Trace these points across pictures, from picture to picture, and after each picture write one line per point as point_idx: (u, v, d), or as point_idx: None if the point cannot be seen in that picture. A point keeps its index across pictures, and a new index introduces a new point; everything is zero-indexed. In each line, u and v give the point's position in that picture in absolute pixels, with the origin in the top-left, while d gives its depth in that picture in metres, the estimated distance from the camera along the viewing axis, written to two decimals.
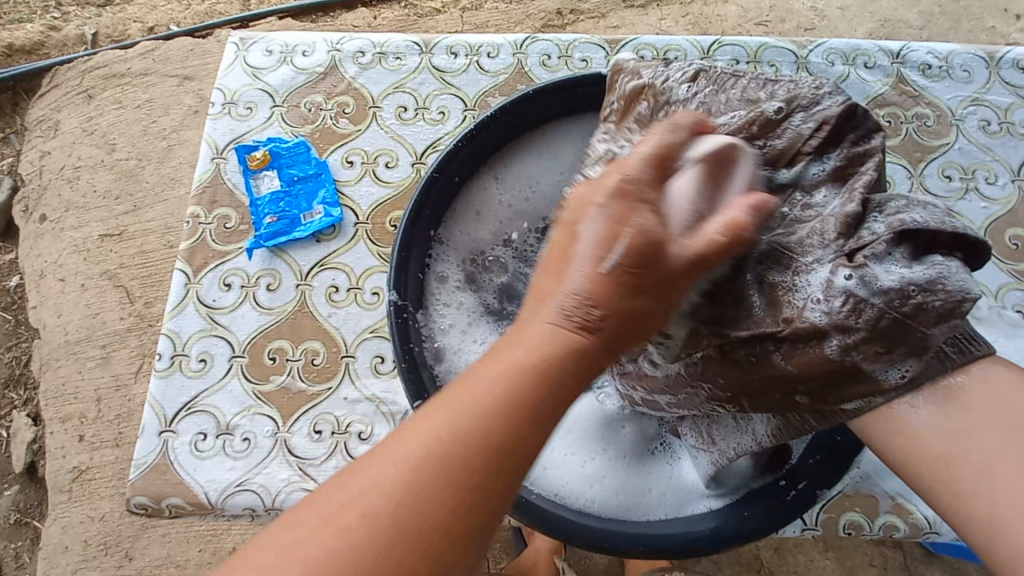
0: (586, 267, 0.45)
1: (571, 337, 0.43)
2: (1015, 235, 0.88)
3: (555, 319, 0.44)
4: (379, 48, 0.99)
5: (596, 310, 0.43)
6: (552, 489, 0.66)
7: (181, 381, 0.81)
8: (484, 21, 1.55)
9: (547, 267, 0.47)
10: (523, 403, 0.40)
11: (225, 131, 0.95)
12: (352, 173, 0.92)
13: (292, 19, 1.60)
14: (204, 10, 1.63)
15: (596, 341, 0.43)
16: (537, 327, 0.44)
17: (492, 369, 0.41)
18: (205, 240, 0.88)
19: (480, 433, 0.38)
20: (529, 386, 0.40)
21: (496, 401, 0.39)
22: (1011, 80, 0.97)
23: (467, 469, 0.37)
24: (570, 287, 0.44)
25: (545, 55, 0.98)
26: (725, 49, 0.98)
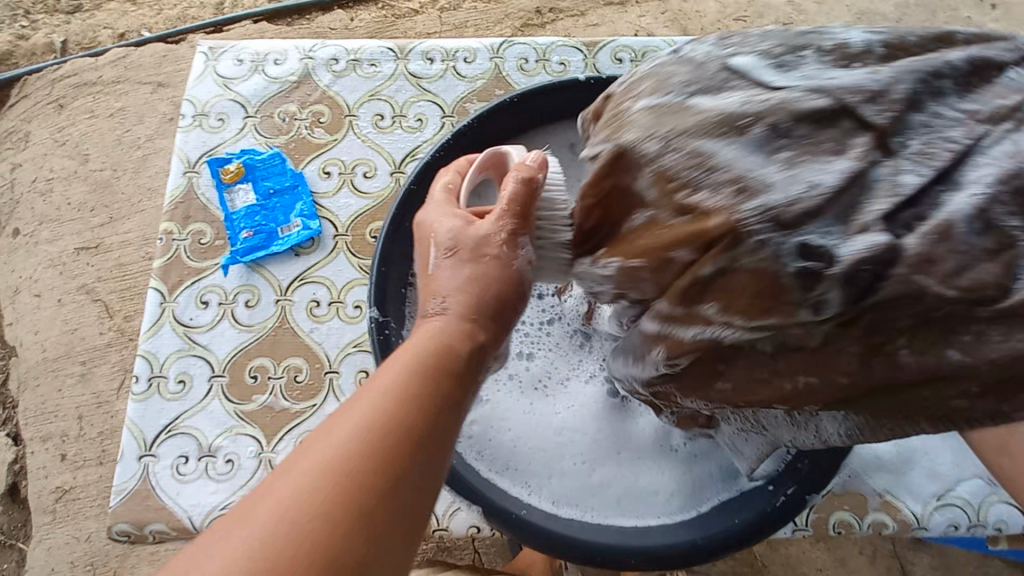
0: (466, 276, 0.49)
1: (459, 334, 0.47)
2: None
3: (440, 321, 0.48)
4: (353, 55, 0.97)
5: (476, 311, 0.48)
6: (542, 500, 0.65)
7: (160, 403, 0.79)
8: (463, 20, 1.53)
9: (426, 286, 0.50)
10: (414, 393, 0.44)
11: (197, 144, 0.92)
12: (329, 184, 0.90)
13: (267, 22, 1.57)
14: (176, 15, 1.59)
15: (477, 333, 0.48)
16: (422, 333, 0.48)
17: (394, 368, 0.44)
18: (180, 257, 0.86)
19: (389, 433, 0.41)
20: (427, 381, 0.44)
21: (377, 409, 0.42)
22: None
23: (348, 470, 0.40)
24: (448, 291, 0.48)
25: (523, 59, 0.97)
26: None
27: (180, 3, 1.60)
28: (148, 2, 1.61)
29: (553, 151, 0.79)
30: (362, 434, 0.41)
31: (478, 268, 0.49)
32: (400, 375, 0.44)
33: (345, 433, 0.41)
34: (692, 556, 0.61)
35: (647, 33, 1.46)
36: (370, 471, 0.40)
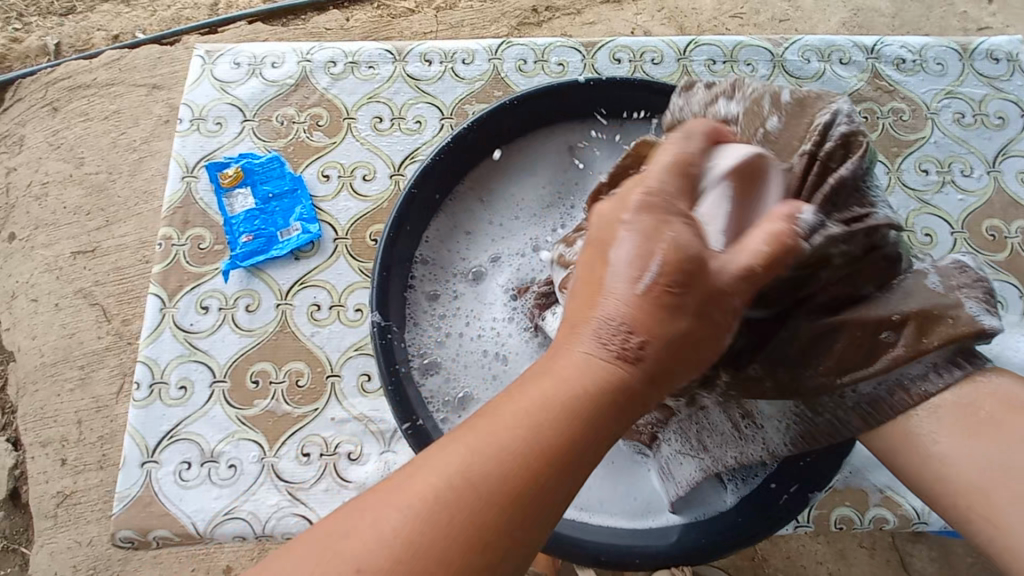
0: (623, 289, 0.43)
1: (610, 370, 0.41)
2: (992, 226, 0.90)
3: (583, 347, 0.42)
4: (351, 57, 0.96)
5: (639, 339, 0.42)
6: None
7: (161, 409, 0.79)
8: (459, 19, 1.53)
9: (584, 294, 0.45)
10: (551, 442, 0.39)
11: (195, 149, 0.92)
12: (329, 187, 0.90)
13: (262, 23, 1.56)
14: (170, 16, 1.58)
15: (636, 375, 0.41)
16: (568, 355, 0.43)
17: (533, 394, 0.41)
18: (179, 262, 0.86)
19: (485, 484, 0.38)
20: (548, 421, 0.40)
21: (538, 413, 0.40)
22: (983, 72, 0.98)
23: (493, 495, 0.38)
24: (609, 315, 0.42)
25: (522, 60, 0.97)
26: (702, 49, 0.97)
27: (173, 4, 1.59)
28: (141, 4, 1.60)
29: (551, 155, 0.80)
30: (510, 451, 0.39)
31: (660, 296, 0.42)
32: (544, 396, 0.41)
33: (496, 446, 0.39)
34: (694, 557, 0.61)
35: (644, 30, 1.46)
36: (518, 472, 0.38)
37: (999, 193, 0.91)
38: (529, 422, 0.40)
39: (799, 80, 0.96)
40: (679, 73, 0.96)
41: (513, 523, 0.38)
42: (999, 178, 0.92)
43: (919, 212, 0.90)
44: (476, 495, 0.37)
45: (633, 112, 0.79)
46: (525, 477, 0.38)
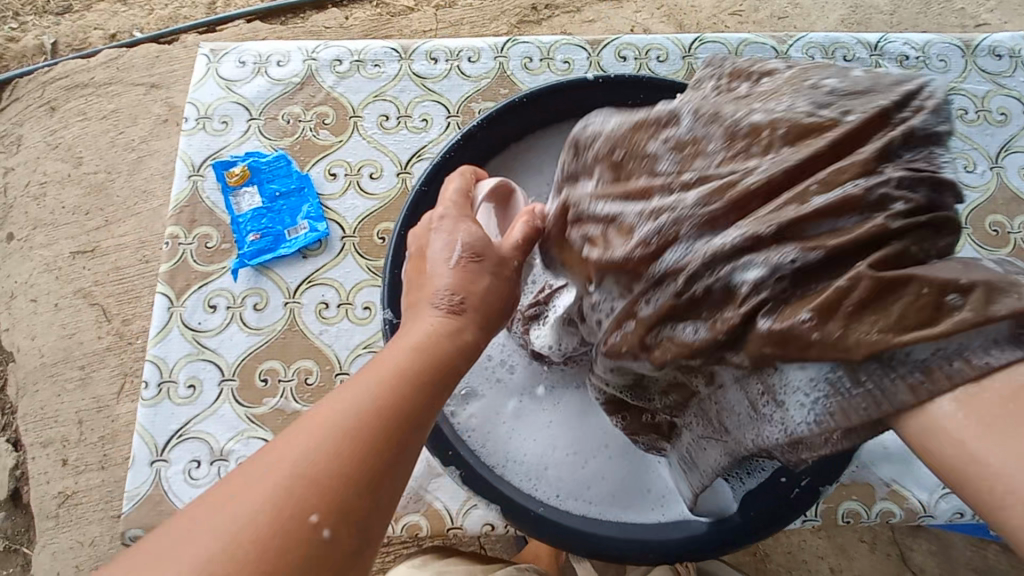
0: (449, 271, 0.51)
1: (434, 352, 0.46)
2: (995, 222, 0.90)
3: (431, 311, 0.49)
4: (357, 55, 0.96)
5: (460, 298, 0.49)
6: (553, 495, 0.66)
7: (170, 408, 0.79)
8: (459, 17, 1.53)
9: (416, 269, 0.54)
10: (396, 411, 0.41)
11: (201, 147, 0.92)
12: (336, 185, 0.90)
13: (261, 21, 1.56)
14: (168, 15, 1.57)
15: (464, 326, 0.49)
16: (417, 328, 0.48)
17: (375, 377, 0.42)
18: (186, 261, 0.85)
19: (337, 455, 0.38)
20: (398, 394, 0.42)
21: (344, 411, 0.40)
22: (986, 69, 0.98)
23: (330, 470, 0.38)
24: (444, 284, 0.50)
25: (527, 57, 0.97)
26: (706, 46, 0.98)
27: (171, 3, 1.58)
28: (138, 2, 1.59)
29: (563, 152, 0.79)
30: (331, 430, 0.39)
31: (466, 265, 0.52)
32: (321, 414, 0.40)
33: (291, 460, 0.37)
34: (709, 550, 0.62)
35: (643, 28, 1.46)
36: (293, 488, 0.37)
37: (1002, 188, 0.92)
38: (384, 388, 0.42)
39: None
40: (684, 70, 0.97)
41: (357, 500, 0.38)
42: (1001, 174, 0.93)
43: None
44: (335, 449, 0.38)
45: (642, 110, 0.79)
46: (366, 448, 0.39)
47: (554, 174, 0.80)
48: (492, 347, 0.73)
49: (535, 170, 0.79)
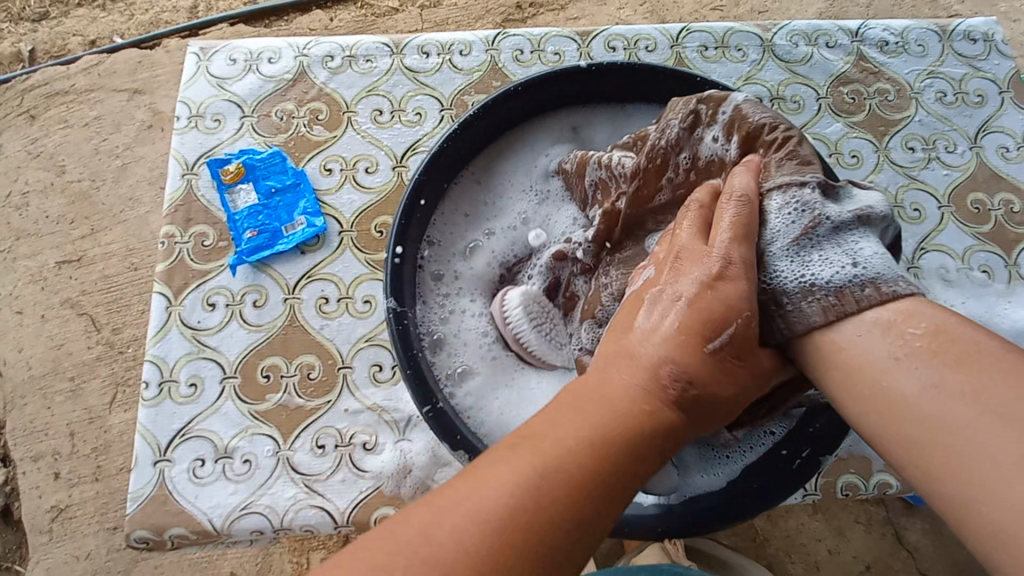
0: (675, 335, 0.44)
1: (654, 408, 0.42)
2: (977, 200, 0.93)
3: (653, 374, 0.43)
4: (348, 51, 0.97)
5: (689, 380, 0.43)
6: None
7: (172, 407, 0.79)
8: (444, 17, 1.54)
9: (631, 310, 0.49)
10: (585, 481, 0.38)
11: (194, 146, 0.91)
12: (331, 180, 0.90)
13: (245, 25, 1.55)
14: (148, 20, 1.56)
15: (672, 412, 0.42)
16: (626, 379, 0.43)
17: (557, 430, 0.40)
18: (183, 260, 0.85)
19: (550, 511, 0.36)
20: (590, 461, 0.38)
21: (542, 482, 0.37)
22: (962, 52, 1.02)
23: (554, 505, 0.37)
24: (665, 354, 0.44)
25: (518, 50, 0.98)
26: (693, 36, 0.99)
27: (152, 8, 1.57)
28: (117, 7, 1.58)
29: (552, 139, 0.81)
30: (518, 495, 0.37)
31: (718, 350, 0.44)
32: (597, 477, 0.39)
33: (451, 540, 0.35)
34: (718, 524, 0.63)
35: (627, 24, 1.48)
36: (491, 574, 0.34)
37: (981, 167, 0.95)
38: (580, 455, 0.38)
39: (788, 63, 0.99)
40: (673, 59, 0.98)
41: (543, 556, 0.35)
42: (981, 154, 0.96)
43: (907, 187, 0.93)
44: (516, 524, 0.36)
45: (632, 96, 0.81)
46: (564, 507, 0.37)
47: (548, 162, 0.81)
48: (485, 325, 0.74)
49: (530, 158, 0.81)
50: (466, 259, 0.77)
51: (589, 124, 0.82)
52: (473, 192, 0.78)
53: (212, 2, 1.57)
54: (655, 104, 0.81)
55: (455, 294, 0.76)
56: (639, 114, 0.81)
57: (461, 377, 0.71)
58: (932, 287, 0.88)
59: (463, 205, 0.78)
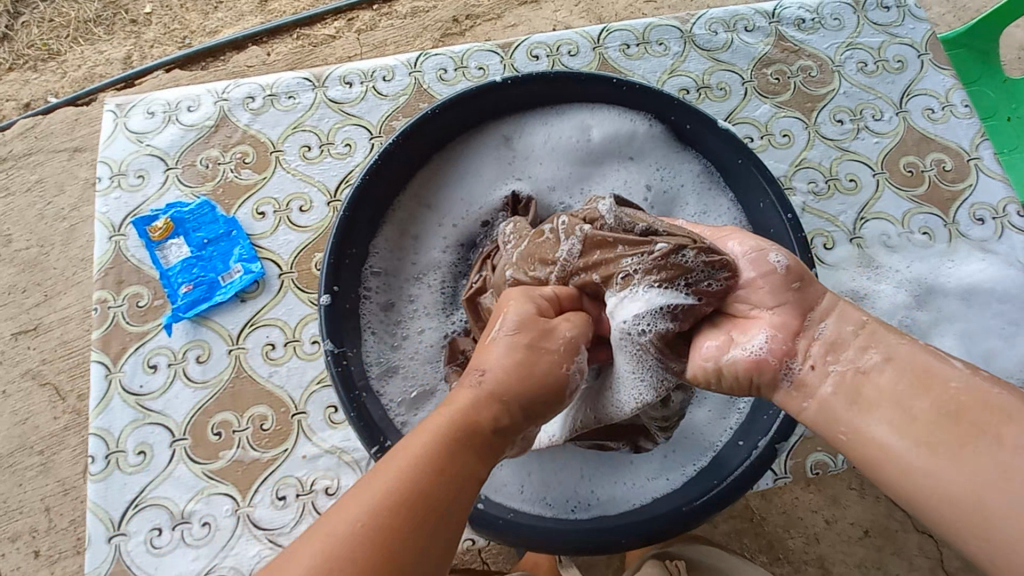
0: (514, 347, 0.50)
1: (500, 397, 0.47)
2: (909, 163, 0.94)
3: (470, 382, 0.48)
4: (269, 90, 0.95)
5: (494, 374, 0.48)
6: (548, 508, 0.67)
7: (122, 479, 0.76)
8: (383, 39, 1.52)
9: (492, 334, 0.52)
10: (428, 488, 0.40)
11: (119, 206, 0.89)
12: (265, 224, 0.88)
13: (181, 69, 1.49)
14: (83, 76, 1.52)
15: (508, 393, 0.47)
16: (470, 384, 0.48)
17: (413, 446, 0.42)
18: (119, 324, 0.82)
19: (406, 508, 0.39)
20: (442, 459, 0.42)
21: (398, 491, 0.39)
22: (877, 21, 1.03)
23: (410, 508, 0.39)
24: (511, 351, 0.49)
25: (442, 69, 0.97)
26: (614, 35, 1.00)
27: (85, 63, 1.53)
28: (50, 67, 1.54)
29: (484, 158, 0.80)
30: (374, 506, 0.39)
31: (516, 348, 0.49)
32: (447, 423, 0.44)
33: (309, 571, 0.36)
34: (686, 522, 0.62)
35: (565, 26, 1.48)
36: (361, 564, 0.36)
37: (909, 131, 0.97)
38: (423, 458, 0.42)
39: (710, 52, 0.99)
40: (596, 61, 0.98)
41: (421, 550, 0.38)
42: (907, 118, 0.97)
43: (840, 159, 0.94)
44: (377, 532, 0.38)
45: (558, 104, 0.80)
46: (419, 509, 0.39)
47: (485, 178, 0.81)
48: (430, 341, 0.75)
49: (465, 178, 0.80)
50: (413, 281, 0.77)
51: (527, 132, 0.81)
52: (411, 220, 0.78)
53: (147, 50, 1.54)
54: (583, 109, 0.80)
55: (404, 318, 0.75)
56: (568, 125, 0.81)
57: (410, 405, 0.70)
58: (875, 255, 0.89)
59: (406, 231, 0.77)
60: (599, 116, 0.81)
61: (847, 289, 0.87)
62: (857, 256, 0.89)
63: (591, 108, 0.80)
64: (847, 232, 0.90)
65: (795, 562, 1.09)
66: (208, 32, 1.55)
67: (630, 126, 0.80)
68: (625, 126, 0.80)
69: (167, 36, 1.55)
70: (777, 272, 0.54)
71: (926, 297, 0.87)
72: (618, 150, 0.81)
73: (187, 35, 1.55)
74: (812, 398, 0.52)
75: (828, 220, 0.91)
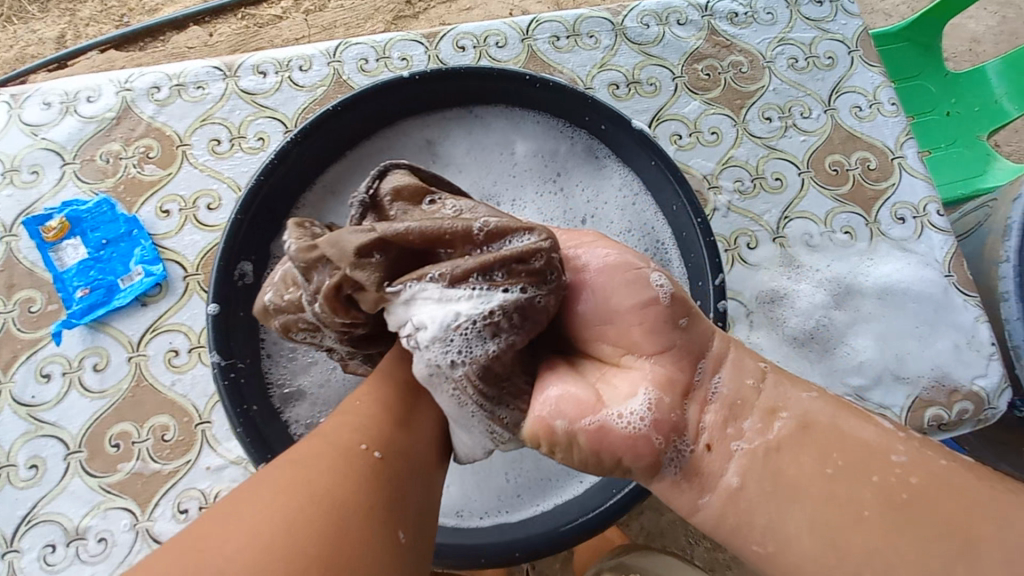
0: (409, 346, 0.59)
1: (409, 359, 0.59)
2: (834, 161, 0.94)
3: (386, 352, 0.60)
4: (175, 80, 0.90)
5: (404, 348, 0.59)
6: (456, 516, 0.65)
7: (13, 494, 0.72)
8: (333, 20, 1.45)
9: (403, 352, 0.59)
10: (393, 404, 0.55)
11: (11, 204, 0.83)
12: (170, 223, 0.83)
13: (118, 50, 1.39)
14: (11, 57, 1.42)
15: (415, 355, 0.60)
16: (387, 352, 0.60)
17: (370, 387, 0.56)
18: (9, 331, 0.78)
19: (384, 414, 0.53)
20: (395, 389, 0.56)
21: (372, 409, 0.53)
22: (810, 16, 1.02)
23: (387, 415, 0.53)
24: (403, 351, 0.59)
25: (363, 59, 0.93)
26: (544, 26, 0.97)
27: (14, 43, 1.43)
28: None
29: (403, 155, 0.77)
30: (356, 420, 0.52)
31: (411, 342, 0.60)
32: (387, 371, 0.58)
33: (328, 458, 0.47)
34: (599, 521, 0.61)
35: (522, 11, 1.43)
36: (364, 440, 0.49)
37: (837, 129, 0.96)
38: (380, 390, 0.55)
39: (641, 45, 0.97)
40: (525, 53, 0.95)
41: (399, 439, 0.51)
42: (835, 116, 0.97)
43: (767, 157, 0.94)
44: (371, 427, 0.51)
45: (480, 100, 0.77)
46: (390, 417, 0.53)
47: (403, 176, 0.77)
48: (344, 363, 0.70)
49: (383, 175, 0.76)
50: None
51: (446, 135, 0.78)
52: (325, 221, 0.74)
53: (81, 29, 1.43)
54: (504, 106, 0.77)
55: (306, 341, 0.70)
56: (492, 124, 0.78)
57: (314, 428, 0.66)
58: (797, 254, 0.89)
59: None
60: (523, 115, 0.78)
61: (768, 289, 0.87)
62: (780, 255, 0.89)
63: (512, 111, 0.78)
64: (771, 232, 0.90)
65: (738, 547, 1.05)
66: (147, 11, 1.45)
67: (552, 137, 0.78)
68: (548, 137, 0.78)
69: (103, 14, 1.45)
70: (659, 304, 0.54)
71: (845, 296, 0.88)
72: (548, 152, 0.78)
73: (124, 13, 1.45)
74: (712, 494, 0.49)
75: (752, 220, 0.90)
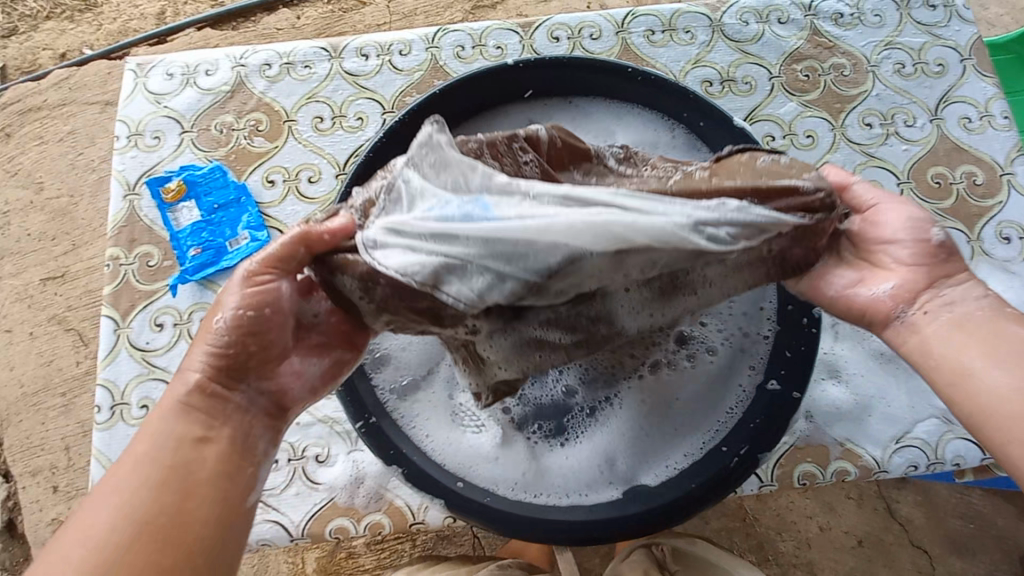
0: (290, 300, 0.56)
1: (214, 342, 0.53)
2: (937, 174, 0.90)
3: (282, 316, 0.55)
4: (286, 58, 0.95)
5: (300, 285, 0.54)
6: (531, 494, 0.65)
7: (125, 430, 0.80)
8: (414, 8, 1.47)
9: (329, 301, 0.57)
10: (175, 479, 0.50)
11: (135, 165, 0.90)
12: (275, 193, 0.89)
13: (212, 29, 1.46)
14: (117, 30, 1.46)
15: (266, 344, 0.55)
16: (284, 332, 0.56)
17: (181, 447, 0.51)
18: (129, 282, 0.85)
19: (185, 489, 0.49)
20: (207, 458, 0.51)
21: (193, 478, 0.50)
22: (921, 21, 0.98)
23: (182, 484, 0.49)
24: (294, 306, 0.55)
25: (459, 46, 0.95)
26: (640, 19, 0.96)
27: (119, 16, 1.47)
28: (86, 18, 1.47)
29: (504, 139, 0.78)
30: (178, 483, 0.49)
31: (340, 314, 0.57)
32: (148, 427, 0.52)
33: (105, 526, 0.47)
34: (677, 513, 0.62)
35: (603, 5, 1.41)
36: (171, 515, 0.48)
37: (942, 139, 0.92)
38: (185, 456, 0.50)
39: (738, 43, 0.95)
40: (619, 46, 0.95)
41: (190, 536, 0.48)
42: (941, 126, 0.93)
43: (864, 165, 0.91)
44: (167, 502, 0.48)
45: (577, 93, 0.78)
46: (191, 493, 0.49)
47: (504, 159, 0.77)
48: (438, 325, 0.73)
49: None
50: None
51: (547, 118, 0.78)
52: None
53: (180, 7, 1.48)
54: (601, 99, 0.78)
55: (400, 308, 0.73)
56: (592, 114, 0.78)
57: (408, 390, 0.69)
58: None
59: None
60: (621, 106, 0.78)
61: None
62: None
63: (609, 104, 0.78)
64: None
65: (784, 565, 1.05)
66: None
67: (650, 122, 0.77)
68: (650, 129, 0.77)
69: None
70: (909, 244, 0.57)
71: None
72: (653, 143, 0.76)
73: None
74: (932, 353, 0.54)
75: None
